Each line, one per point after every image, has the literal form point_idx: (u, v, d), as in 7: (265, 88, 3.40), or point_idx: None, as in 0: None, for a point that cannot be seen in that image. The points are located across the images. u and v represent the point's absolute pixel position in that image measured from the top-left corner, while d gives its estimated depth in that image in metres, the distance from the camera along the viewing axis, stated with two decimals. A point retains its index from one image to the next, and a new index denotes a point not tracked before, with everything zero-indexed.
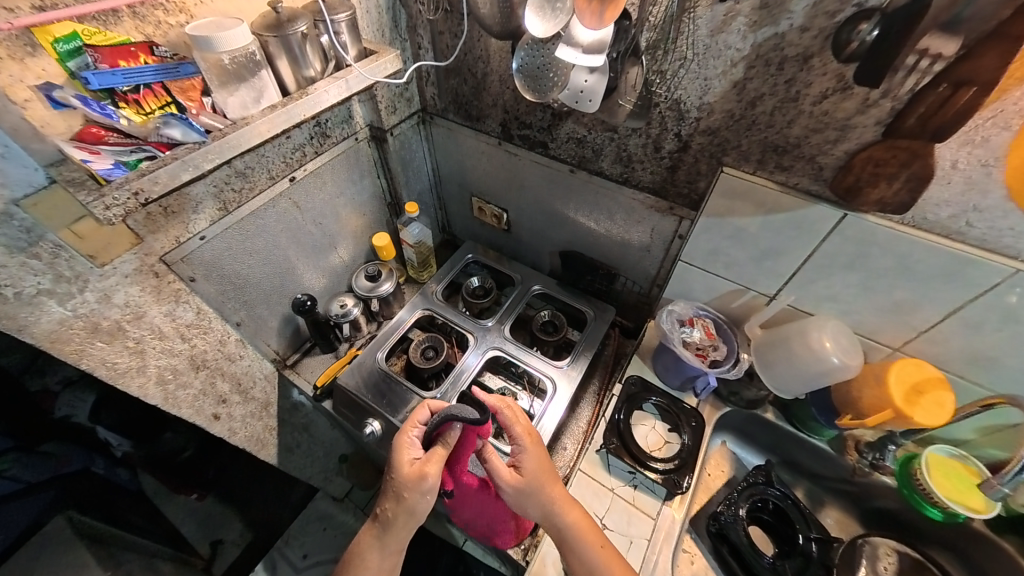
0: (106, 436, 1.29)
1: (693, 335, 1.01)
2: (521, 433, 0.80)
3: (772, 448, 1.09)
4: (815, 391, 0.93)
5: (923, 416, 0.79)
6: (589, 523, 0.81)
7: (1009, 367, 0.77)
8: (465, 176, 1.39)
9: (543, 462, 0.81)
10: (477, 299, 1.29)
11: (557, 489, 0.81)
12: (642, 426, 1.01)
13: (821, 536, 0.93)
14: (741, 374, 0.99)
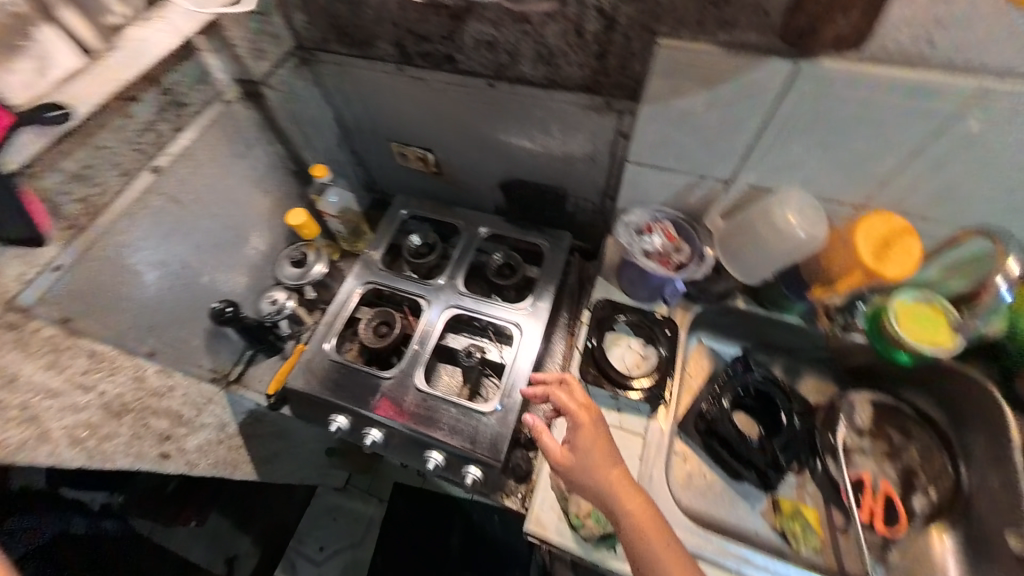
0: (74, 495, 0.97)
1: (653, 242, 0.93)
2: (576, 410, 0.76)
3: (746, 335, 1.06)
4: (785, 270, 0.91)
5: (894, 270, 0.78)
6: (657, 517, 0.68)
7: (968, 197, 0.74)
8: (375, 120, 1.19)
9: (604, 442, 0.73)
10: (421, 259, 1.16)
11: (613, 482, 0.70)
12: (619, 348, 0.94)
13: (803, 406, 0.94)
14: (708, 270, 0.92)
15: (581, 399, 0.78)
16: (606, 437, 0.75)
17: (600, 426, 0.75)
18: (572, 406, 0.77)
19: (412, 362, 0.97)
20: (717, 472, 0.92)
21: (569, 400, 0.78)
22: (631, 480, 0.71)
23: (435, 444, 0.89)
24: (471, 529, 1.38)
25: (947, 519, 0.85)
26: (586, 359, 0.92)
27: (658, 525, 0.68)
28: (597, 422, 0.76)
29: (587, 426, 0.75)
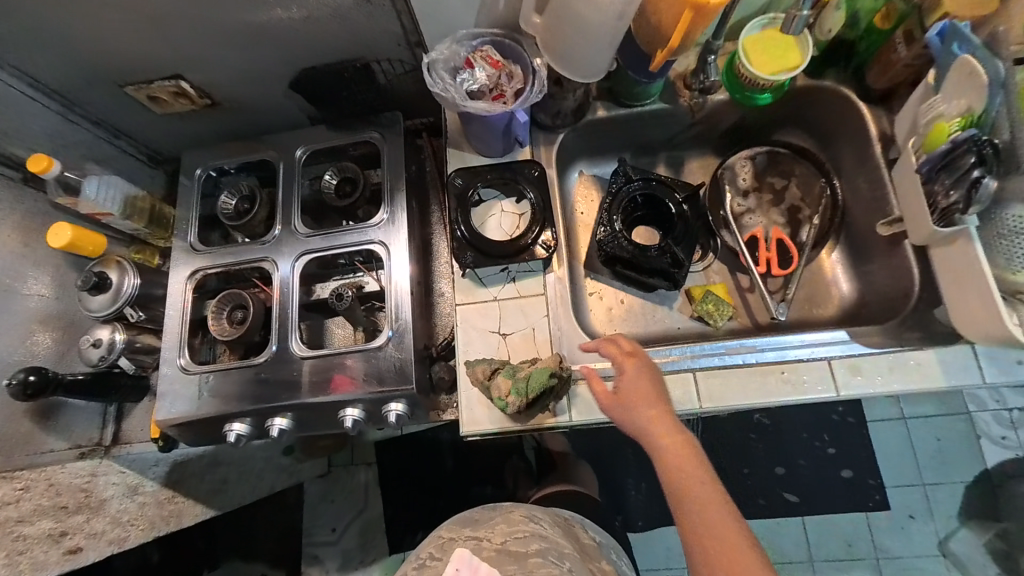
0: None
1: (476, 77, 0.75)
2: (620, 359, 0.70)
3: (621, 145, 0.97)
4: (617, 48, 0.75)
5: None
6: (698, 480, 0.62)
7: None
8: (75, 60, 0.81)
9: (641, 393, 0.67)
10: (245, 217, 0.91)
11: (668, 455, 0.64)
12: (492, 216, 0.84)
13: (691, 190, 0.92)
14: (545, 87, 0.77)
15: (629, 346, 0.72)
16: (651, 388, 0.67)
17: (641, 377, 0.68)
18: (634, 352, 0.71)
19: (282, 334, 0.84)
20: (632, 292, 0.93)
21: (621, 357, 0.70)
22: (676, 433, 0.65)
23: (347, 400, 0.79)
24: (459, 443, 1.39)
25: (833, 237, 0.88)
26: (460, 244, 0.80)
27: (722, 517, 0.60)
28: (643, 371, 0.69)
29: (625, 372, 0.69)
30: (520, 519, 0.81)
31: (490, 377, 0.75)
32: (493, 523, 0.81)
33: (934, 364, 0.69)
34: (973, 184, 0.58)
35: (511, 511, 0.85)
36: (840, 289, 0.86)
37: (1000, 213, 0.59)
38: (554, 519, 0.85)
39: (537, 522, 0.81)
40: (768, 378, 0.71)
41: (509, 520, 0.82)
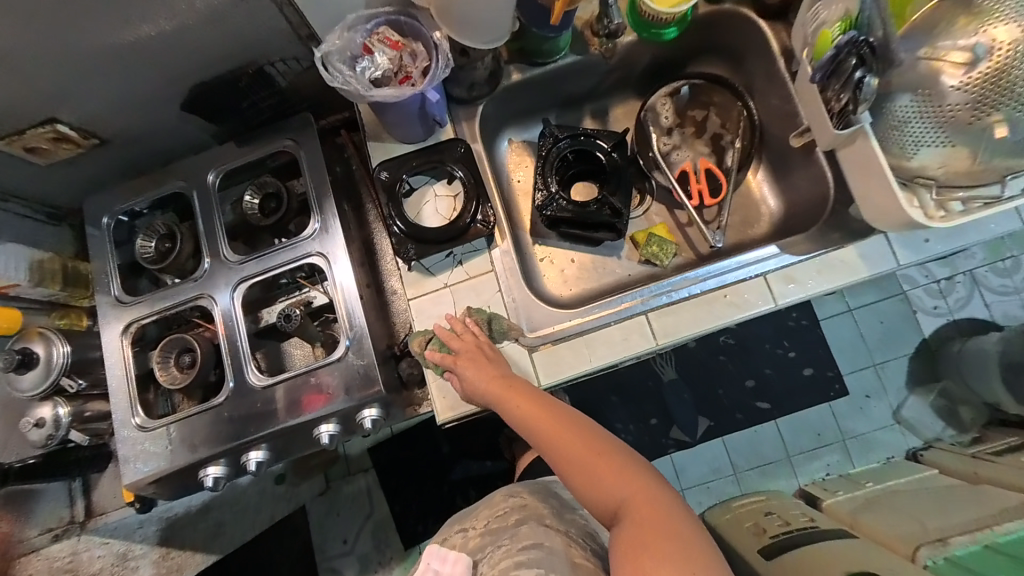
0: None
1: (377, 62, 0.71)
2: (446, 360, 0.74)
3: (544, 105, 0.95)
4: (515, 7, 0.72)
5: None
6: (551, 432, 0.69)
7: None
8: None
9: (488, 374, 0.72)
10: (169, 256, 0.86)
11: (526, 413, 0.70)
12: (427, 203, 0.83)
13: (619, 136, 0.92)
14: (452, 60, 0.74)
15: (459, 341, 0.74)
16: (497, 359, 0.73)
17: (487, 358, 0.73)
18: (456, 358, 0.74)
19: (236, 365, 0.81)
20: (580, 249, 0.96)
21: (466, 337, 0.75)
22: (532, 396, 0.72)
23: (319, 418, 0.78)
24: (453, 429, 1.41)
25: (756, 158, 0.92)
26: (398, 238, 0.79)
27: (586, 437, 0.69)
28: (480, 367, 0.73)
29: (464, 350, 0.74)
30: (500, 501, 0.86)
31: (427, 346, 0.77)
32: (477, 511, 0.87)
33: (856, 258, 0.75)
34: (857, 85, 0.62)
35: (494, 496, 0.90)
36: (769, 205, 0.91)
37: (891, 104, 0.62)
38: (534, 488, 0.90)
39: (516, 497, 0.86)
40: (716, 304, 0.76)
41: (492, 505, 0.87)
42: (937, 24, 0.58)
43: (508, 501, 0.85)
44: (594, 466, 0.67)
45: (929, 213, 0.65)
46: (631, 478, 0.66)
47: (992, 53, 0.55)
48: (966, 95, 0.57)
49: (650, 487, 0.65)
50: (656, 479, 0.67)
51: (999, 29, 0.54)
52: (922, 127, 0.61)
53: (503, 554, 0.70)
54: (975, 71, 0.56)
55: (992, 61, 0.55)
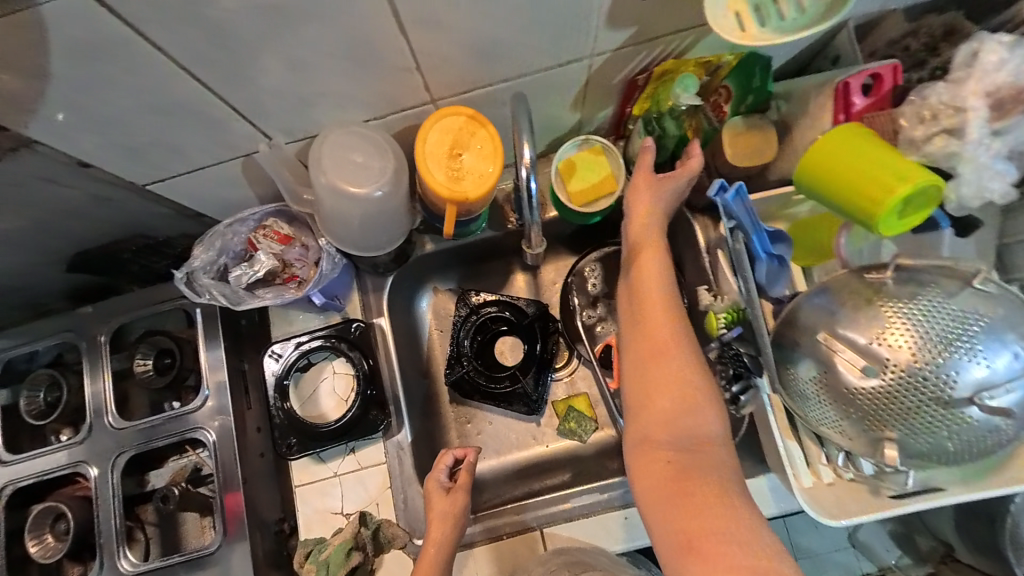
0: None
1: (257, 262, 0.67)
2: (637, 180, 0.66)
3: (467, 262, 0.90)
4: (387, 231, 0.66)
5: (472, 187, 0.56)
6: (657, 351, 0.58)
7: (516, 45, 0.53)
8: None
9: (645, 259, 0.63)
10: (54, 414, 0.83)
11: (638, 346, 0.59)
12: (324, 379, 0.79)
13: (540, 306, 0.88)
14: (340, 258, 0.70)
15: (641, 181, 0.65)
16: (440, 480, 0.70)
17: (450, 514, 0.68)
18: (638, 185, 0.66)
19: (110, 543, 0.78)
20: (500, 415, 0.88)
21: (435, 482, 0.70)
22: (664, 298, 0.61)
23: None
24: None
25: None
26: (284, 427, 0.75)
27: (674, 373, 0.56)
28: (648, 243, 0.64)
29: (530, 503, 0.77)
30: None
31: (304, 561, 0.72)
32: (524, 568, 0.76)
33: (765, 492, 0.70)
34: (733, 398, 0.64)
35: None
36: None
37: (787, 371, 0.56)
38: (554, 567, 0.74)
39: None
40: (611, 522, 0.74)
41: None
42: (846, 299, 0.53)
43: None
44: (660, 464, 0.54)
45: (813, 479, 0.62)
46: (700, 473, 0.53)
47: (884, 373, 0.49)
48: (859, 403, 0.51)
49: (732, 499, 0.52)
50: (729, 459, 0.55)
51: (894, 345, 0.49)
52: (816, 409, 0.55)
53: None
54: (867, 383, 0.50)
55: (883, 380, 0.49)
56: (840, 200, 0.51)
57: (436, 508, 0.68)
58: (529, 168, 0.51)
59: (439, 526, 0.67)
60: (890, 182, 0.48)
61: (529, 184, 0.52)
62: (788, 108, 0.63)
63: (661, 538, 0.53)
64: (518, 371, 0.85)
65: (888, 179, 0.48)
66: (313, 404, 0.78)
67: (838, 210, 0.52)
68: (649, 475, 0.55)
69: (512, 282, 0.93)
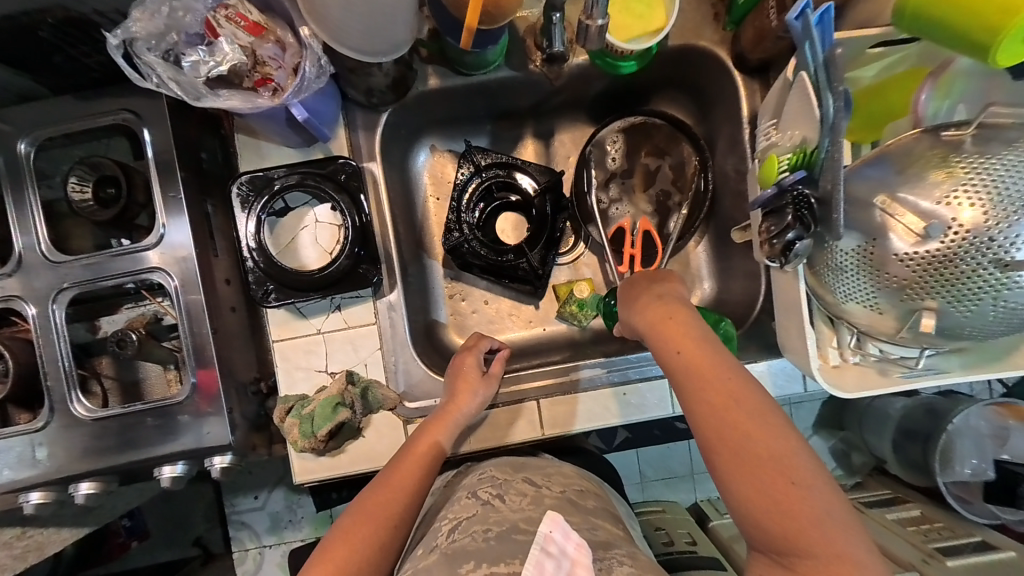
0: None
1: (220, 52, 0.53)
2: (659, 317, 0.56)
3: (474, 117, 0.79)
4: (386, 25, 0.52)
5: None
6: (721, 392, 0.50)
7: None
8: None
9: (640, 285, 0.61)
10: None
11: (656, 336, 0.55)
12: (304, 229, 0.69)
13: (550, 183, 0.78)
14: (327, 69, 0.57)
15: (667, 308, 0.56)
16: (476, 367, 0.71)
17: (478, 388, 0.69)
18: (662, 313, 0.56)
19: (60, 386, 0.69)
20: (497, 293, 0.84)
21: (472, 361, 0.71)
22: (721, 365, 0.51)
23: (160, 459, 0.70)
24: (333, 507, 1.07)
25: (701, 228, 0.81)
26: (259, 273, 0.66)
27: (714, 367, 0.51)
28: (680, 310, 0.56)
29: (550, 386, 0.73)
30: (468, 496, 0.63)
31: (286, 417, 0.68)
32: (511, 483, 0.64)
33: (764, 377, 0.70)
34: (786, 249, 0.45)
35: (500, 463, 0.69)
36: (702, 288, 0.82)
37: (832, 244, 0.51)
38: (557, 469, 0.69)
39: (507, 485, 0.64)
40: (612, 401, 0.72)
41: (501, 467, 0.68)
42: (911, 163, 0.48)
43: (484, 494, 0.63)
44: (718, 435, 0.49)
45: (821, 362, 0.61)
46: (753, 428, 0.48)
47: (946, 235, 0.45)
48: (908, 271, 0.47)
49: (793, 447, 0.47)
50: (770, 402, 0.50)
51: (964, 205, 0.45)
52: (854, 284, 0.51)
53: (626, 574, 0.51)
54: (923, 248, 0.46)
55: (944, 243, 0.45)
56: (955, 27, 0.42)
57: (465, 382, 0.69)
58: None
59: (466, 394, 0.68)
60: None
61: None
62: None
63: (742, 510, 0.48)
64: (524, 244, 0.78)
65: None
66: (293, 255, 0.69)
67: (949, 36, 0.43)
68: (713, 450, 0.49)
69: (523, 151, 0.83)
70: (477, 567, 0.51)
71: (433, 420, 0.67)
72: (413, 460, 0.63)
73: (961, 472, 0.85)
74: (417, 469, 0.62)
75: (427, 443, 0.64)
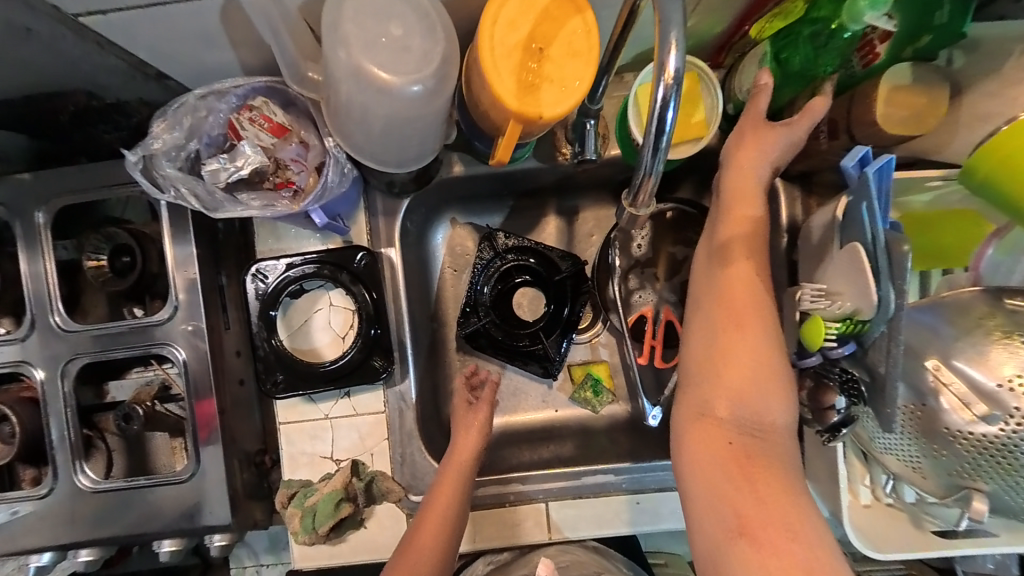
0: None
1: (241, 155, 0.51)
2: (736, 288, 0.47)
3: (497, 194, 0.76)
4: (414, 145, 0.49)
5: (551, 101, 0.41)
6: (733, 381, 0.45)
7: None
8: None
9: (733, 208, 0.50)
10: None
11: (702, 327, 0.48)
12: (318, 312, 0.67)
13: (572, 270, 0.75)
14: (350, 170, 0.55)
15: (739, 272, 0.48)
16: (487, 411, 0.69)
17: (478, 426, 0.67)
18: (738, 268, 0.48)
19: (66, 457, 0.69)
20: (511, 373, 0.80)
21: (463, 401, 0.71)
22: (763, 355, 0.45)
23: (161, 535, 0.69)
24: None
25: None
26: (267, 360, 0.64)
27: (745, 351, 0.45)
28: (755, 293, 0.47)
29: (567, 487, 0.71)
30: None
31: (288, 504, 0.66)
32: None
33: None
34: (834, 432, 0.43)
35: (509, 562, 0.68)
36: None
37: None
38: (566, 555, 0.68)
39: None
40: (625, 506, 0.71)
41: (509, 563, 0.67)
42: (972, 330, 0.44)
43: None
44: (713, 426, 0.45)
45: (852, 500, 0.58)
46: (750, 431, 0.44)
47: (1007, 422, 0.41)
48: (961, 447, 0.44)
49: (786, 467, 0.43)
50: (794, 451, 0.46)
51: None
52: (896, 441, 0.48)
53: None
54: (979, 430, 0.42)
55: (1004, 429, 0.42)
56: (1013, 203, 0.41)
57: (465, 423, 0.68)
58: (671, 89, 0.38)
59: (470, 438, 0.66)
60: None
61: (669, 109, 0.39)
62: (964, 65, 0.47)
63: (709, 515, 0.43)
64: (541, 331, 0.76)
65: None
66: (304, 338, 0.67)
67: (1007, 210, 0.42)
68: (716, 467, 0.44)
69: (545, 228, 0.80)
70: None
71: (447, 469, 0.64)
72: (431, 519, 0.60)
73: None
74: (439, 530, 0.60)
75: (442, 498, 0.61)
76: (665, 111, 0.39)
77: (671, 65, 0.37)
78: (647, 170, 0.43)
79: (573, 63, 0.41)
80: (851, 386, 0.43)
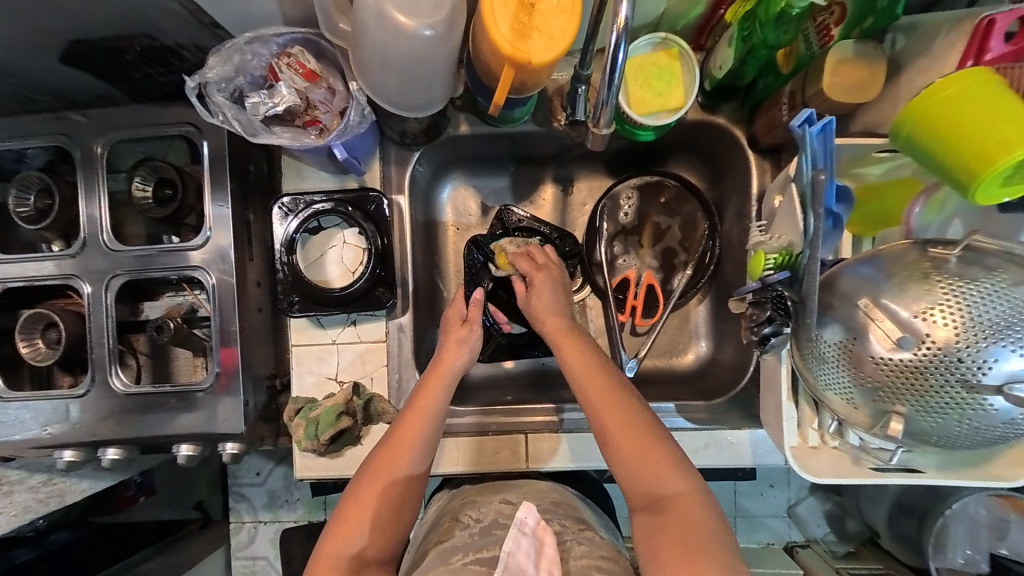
0: None
1: (279, 94, 0.60)
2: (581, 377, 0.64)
3: (500, 158, 0.84)
4: (427, 89, 0.57)
5: (540, 49, 0.49)
6: (637, 442, 0.58)
7: None
8: None
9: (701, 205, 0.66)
10: (40, 221, 0.78)
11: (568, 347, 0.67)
12: (332, 248, 0.75)
13: (562, 249, 0.82)
14: (369, 115, 0.63)
15: (596, 370, 0.64)
16: (455, 364, 0.68)
17: (467, 335, 0.71)
18: (584, 375, 0.64)
19: (103, 361, 0.78)
20: None
21: (459, 308, 0.74)
22: (638, 422, 0.60)
23: (179, 438, 0.77)
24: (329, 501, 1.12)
25: (703, 288, 0.84)
26: (286, 284, 0.73)
27: (645, 437, 0.59)
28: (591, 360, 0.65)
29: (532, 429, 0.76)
30: (452, 519, 0.67)
31: (294, 417, 0.73)
32: (488, 503, 0.67)
33: (746, 444, 0.73)
34: (764, 339, 0.55)
35: (483, 488, 0.73)
36: (698, 345, 0.85)
37: (814, 334, 0.53)
38: (535, 487, 0.72)
39: (486, 504, 0.67)
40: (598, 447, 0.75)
41: (479, 491, 0.72)
42: (895, 271, 0.50)
43: (465, 515, 0.66)
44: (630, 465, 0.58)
45: (800, 441, 0.63)
46: (655, 469, 0.57)
47: (919, 347, 0.47)
48: (882, 373, 0.49)
49: (706, 529, 0.54)
50: (707, 502, 0.56)
51: (939, 321, 0.47)
52: (833, 375, 0.53)
53: (583, 551, 0.57)
54: (897, 356, 0.48)
55: (916, 354, 0.48)
56: (939, 158, 0.47)
57: (455, 332, 0.71)
58: (622, 34, 0.46)
59: (431, 390, 0.65)
60: (1010, 141, 0.43)
61: (617, 55, 0.48)
62: (905, 46, 0.56)
63: None
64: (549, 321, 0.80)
65: (1010, 138, 0.43)
66: (318, 270, 0.75)
67: (937, 167, 0.48)
68: (610, 412, 0.60)
69: (542, 193, 0.87)
70: (464, 556, 0.57)
71: (414, 409, 0.64)
72: (391, 459, 0.61)
73: (952, 560, 0.80)
74: (422, 421, 0.63)
75: (402, 444, 0.62)
76: (616, 54, 0.48)
77: (620, 19, 0.45)
78: (603, 99, 0.53)
79: (558, 18, 0.49)
80: (777, 300, 0.54)
